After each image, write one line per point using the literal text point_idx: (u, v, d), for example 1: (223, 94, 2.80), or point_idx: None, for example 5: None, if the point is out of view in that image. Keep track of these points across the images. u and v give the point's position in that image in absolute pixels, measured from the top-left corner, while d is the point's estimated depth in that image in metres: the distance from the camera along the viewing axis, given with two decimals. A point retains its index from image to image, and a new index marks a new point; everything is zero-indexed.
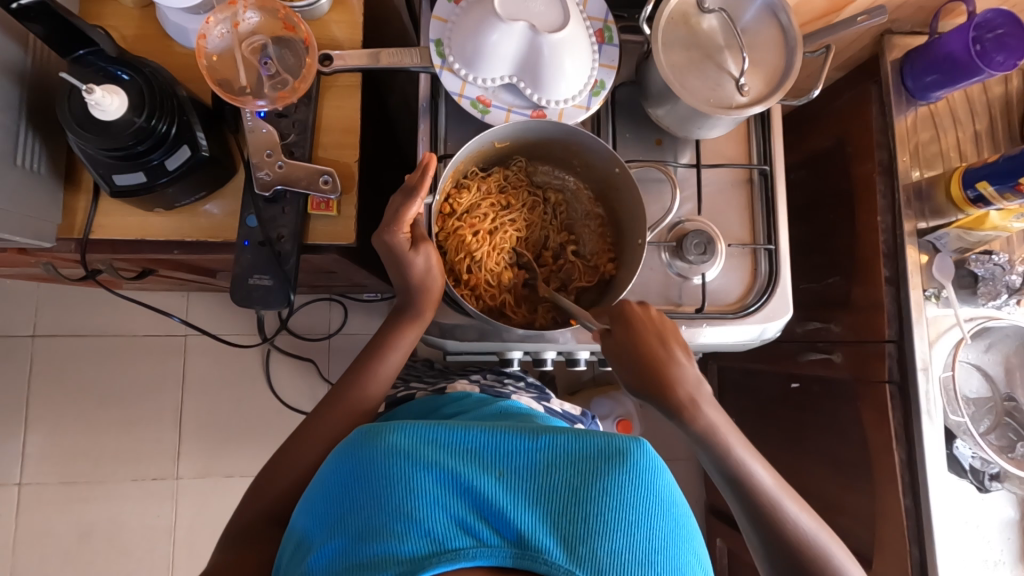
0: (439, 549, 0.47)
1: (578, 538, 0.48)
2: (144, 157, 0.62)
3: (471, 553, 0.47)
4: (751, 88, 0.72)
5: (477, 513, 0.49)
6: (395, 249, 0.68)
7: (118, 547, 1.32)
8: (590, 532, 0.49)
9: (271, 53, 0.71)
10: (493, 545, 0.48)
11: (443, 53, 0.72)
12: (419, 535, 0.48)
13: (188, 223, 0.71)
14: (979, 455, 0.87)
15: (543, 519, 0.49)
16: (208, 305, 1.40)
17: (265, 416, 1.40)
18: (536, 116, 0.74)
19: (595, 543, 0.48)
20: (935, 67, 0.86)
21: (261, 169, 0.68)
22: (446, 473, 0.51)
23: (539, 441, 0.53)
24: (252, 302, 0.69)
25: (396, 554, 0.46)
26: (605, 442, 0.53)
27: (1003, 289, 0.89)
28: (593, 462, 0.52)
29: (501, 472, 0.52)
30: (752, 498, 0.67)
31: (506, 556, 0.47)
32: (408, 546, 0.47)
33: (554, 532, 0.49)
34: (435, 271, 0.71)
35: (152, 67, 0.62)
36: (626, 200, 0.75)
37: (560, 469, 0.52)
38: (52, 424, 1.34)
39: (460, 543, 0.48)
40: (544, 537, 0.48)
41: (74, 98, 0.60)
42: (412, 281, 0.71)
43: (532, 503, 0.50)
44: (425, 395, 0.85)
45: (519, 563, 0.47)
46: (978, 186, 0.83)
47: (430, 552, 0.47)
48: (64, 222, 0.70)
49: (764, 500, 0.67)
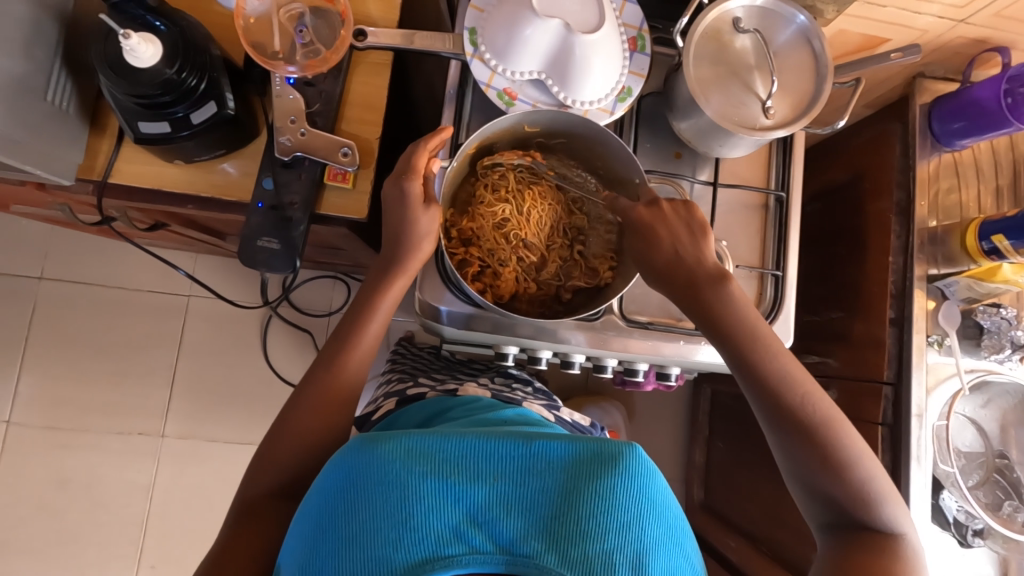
0: (433, 556, 0.48)
1: (570, 540, 0.50)
2: (169, 108, 0.63)
3: (465, 560, 0.49)
4: (776, 112, 0.72)
5: (472, 521, 0.50)
6: (409, 197, 0.70)
7: (95, 497, 1.33)
8: (580, 537, 0.50)
9: (306, 22, 0.72)
10: (486, 552, 0.49)
11: (476, 42, 0.73)
12: (415, 542, 0.49)
13: (204, 179, 0.72)
14: (964, 508, 0.87)
15: (534, 524, 0.50)
16: (215, 266, 1.41)
17: (256, 384, 1.40)
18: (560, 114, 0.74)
19: (587, 546, 0.49)
20: (962, 115, 0.86)
21: (283, 134, 0.69)
22: (439, 480, 0.51)
23: (534, 446, 0.53)
24: (257, 264, 0.69)
25: (392, 563, 0.48)
26: (600, 447, 0.54)
27: (1007, 344, 0.88)
28: (586, 467, 0.52)
29: (495, 477, 0.52)
30: (783, 410, 0.66)
31: (499, 562, 0.49)
32: (403, 554, 0.48)
33: (545, 537, 0.50)
34: (433, 233, 0.72)
35: (189, 22, 0.63)
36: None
37: (555, 474, 0.52)
38: (46, 367, 1.35)
39: (452, 550, 0.49)
40: (535, 542, 0.50)
41: (108, 42, 0.60)
42: (409, 236, 0.71)
43: (525, 507, 0.51)
44: (435, 395, 0.86)
45: (510, 568, 0.49)
46: (994, 238, 0.84)
47: (424, 558, 0.48)
48: (83, 162, 0.70)
49: (788, 404, 0.66)
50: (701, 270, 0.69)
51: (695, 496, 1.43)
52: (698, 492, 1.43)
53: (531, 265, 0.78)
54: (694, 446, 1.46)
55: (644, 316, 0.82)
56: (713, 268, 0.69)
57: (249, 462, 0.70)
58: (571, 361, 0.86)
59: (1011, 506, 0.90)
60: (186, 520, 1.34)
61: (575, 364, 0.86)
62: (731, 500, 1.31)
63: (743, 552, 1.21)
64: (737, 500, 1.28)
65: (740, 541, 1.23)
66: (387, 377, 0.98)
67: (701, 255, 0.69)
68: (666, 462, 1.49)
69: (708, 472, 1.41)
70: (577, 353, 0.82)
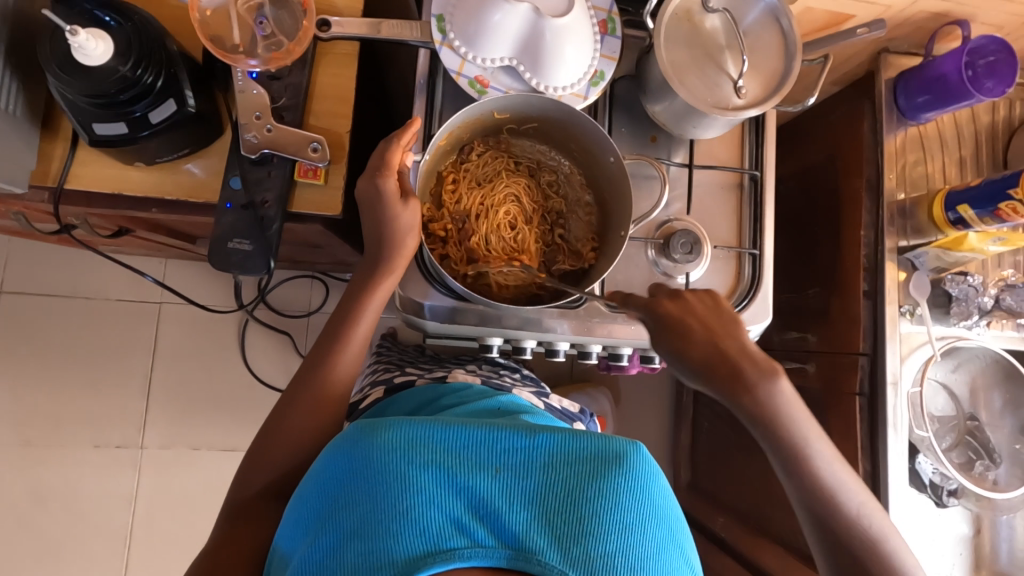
0: (434, 549, 0.47)
1: (573, 536, 0.49)
2: (126, 107, 0.60)
3: (467, 553, 0.47)
4: (748, 91, 0.72)
5: (473, 513, 0.50)
6: (385, 195, 0.68)
7: (73, 514, 1.29)
8: (583, 532, 0.50)
9: (267, 13, 0.69)
10: (489, 546, 0.48)
11: (444, 29, 0.71)
12: (416, 534, 0.48)
13: (168, 180, 0.69)
14: (939, 469, 0.90)
15: (536, 519, 0.50)
16: (186, 270, 1.37)
17: (236, 390, 1.37)
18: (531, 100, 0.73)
19: (590, 542, 0.49)
20: (926, 88, 0.88)
21: (248, 131, 0.66)
22: (439, 470, 0.51)
23: (536, 439, 0.54)
24: (231, 266, 0.68)
25: (392, 556, 0.47)
26: (601, 445, 0.55)
27: (974, 310, 0.91)
28: (590, 464, 0.53)
29: (497, 469, 0.52)
30: (829, 511, 0.63)
31: (501, 557, 0.48)
32: (403, 546, 0.47)
33: (548, 531, 0.49)
34: (416, 228, 0.70)
35: (142, 16, 0.60)
36: (616, 187, 0.74)
37: (558, 469, 0.53)
38: (12, 383, 1.30)
39: (453, 544, 0.48)
40: (538, 538, 0.49)
41: (56, 39, 0.57)
42: (385, 232, 0.69)
43: (528, 501, 0.51)
44: (425, 382, 0.85)
45: (514, 564, 0.48)
46: (959, 209, 0.86)
47: (425, 551, 0.47)
48: (38, 168, 0.67)
49: (830, 503, 0.63)
50: (755, 373, 0.63)
51: (682, 475, 1.46)
52: (685, 471, 1.46)
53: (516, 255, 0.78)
54: (679, 427, 1.49)
55: None
56: (767, 364, 0.63)
57: (242, 469, 0.69)
58: (557, 349, 0.86)
59: (982, 465, 0.94)
60: (171, 531, 1.31)
61: (560, 352, 0.85)
62: (717, 477, 1.34)
63: (732, 527, 1.24)
64: (723, 477, 1.31)
65: (728, 516, 1.26)
66: (375, 367, 0.97)
67: (747, 350, 0.64)
68: (653, 444, 1.51)
69: (695, 451, 1.44)
70: (561, 341, 0.82)
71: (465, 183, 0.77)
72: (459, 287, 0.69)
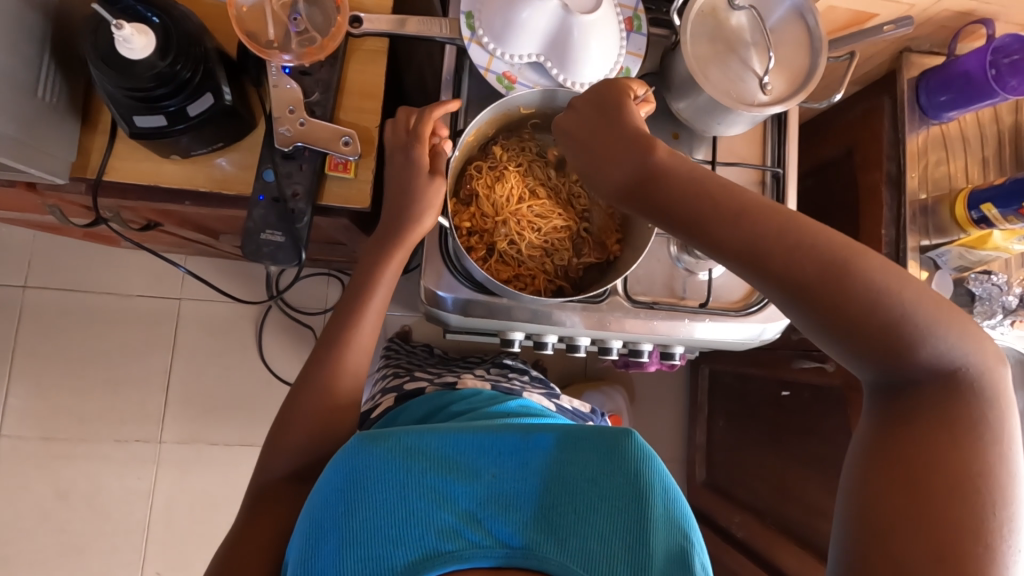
0: (433, 554, 0.51)
1: (569, 533, 0.52)
2: (163, 101, 0.61)
3: (466, 556, 0.51)
4: (773, 88, 0.73)
5: (471, 517, 0.52)
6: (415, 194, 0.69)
7: (94, 506, 1.31)
8: (579, 528, 0.52)
9: (301, 11, 0.70)
10: (486, 546, 0.51)
11: (473, 26, 0.72)
12: (415, 540, 0.51)
13: (200, 173, 0.70)
14: None
15: (532, 518, 0.53)
16: (207, 266, 1.39)
17: (254, 385, 1.39)
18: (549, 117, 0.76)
19: (586, 536, 0.52)
20: (949, 87, 0.88)
21: (282, 124, 0.68)
22: (438, 476, 0.53)
23: (529, 440, 0.55)
24: (262, 258, 0.69)
25: (393, 561, 0.50)
26: (596, 438, 0.56)
27: (999, 309, 0.91)
28: (582, 458, 0.55)
29: (493, 474, 0.54)
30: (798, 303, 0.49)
31: (500, 556, 0.51)
32: (403, 553, 0.50)
33: (545, 528, 0.52)
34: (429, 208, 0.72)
35: (181, 12, 0.62)
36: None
37: (550, 467, 0.55)
38: (36, 377, 1.32)
39: (453, 546, 0.51)
40: (535, 536, 0.52)
41: (99, 33, 0.58)
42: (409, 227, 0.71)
43: (524, 503, 0.53)
44: (435, 389, 0.86)
45: (512, 562, 0.51)
46: (983, 208, 0.86)
47: (424, 556, 0.51)
48: (76, 161, 0.69)
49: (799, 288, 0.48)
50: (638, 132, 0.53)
51: (697, 476, 1.46)
52: (700, 472, 1.46)
53: (543, 248, 0.78)
54: (694, 428, 1.48)
55: (648, 297, 0.82)
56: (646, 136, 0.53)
57: (267, 458, 0.70)
58: (578, 344, 0.87)
59: None
60: (190, 524, 1.33)
61: (581, 348, 0.87)
62: (733, 478, 1.34)
63: (749, 527, 1.24)
64: (739, 477, 1.31)
65: (745, 517, 1.26)
66: (383, 372, 0.99)
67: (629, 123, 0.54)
68: (667, 444, 1.52)
69: (710, 452, 1.43)
70: (582, 335, 0.83)
71: (489, 179, 0.78)
72: (483, 277, 0.70)
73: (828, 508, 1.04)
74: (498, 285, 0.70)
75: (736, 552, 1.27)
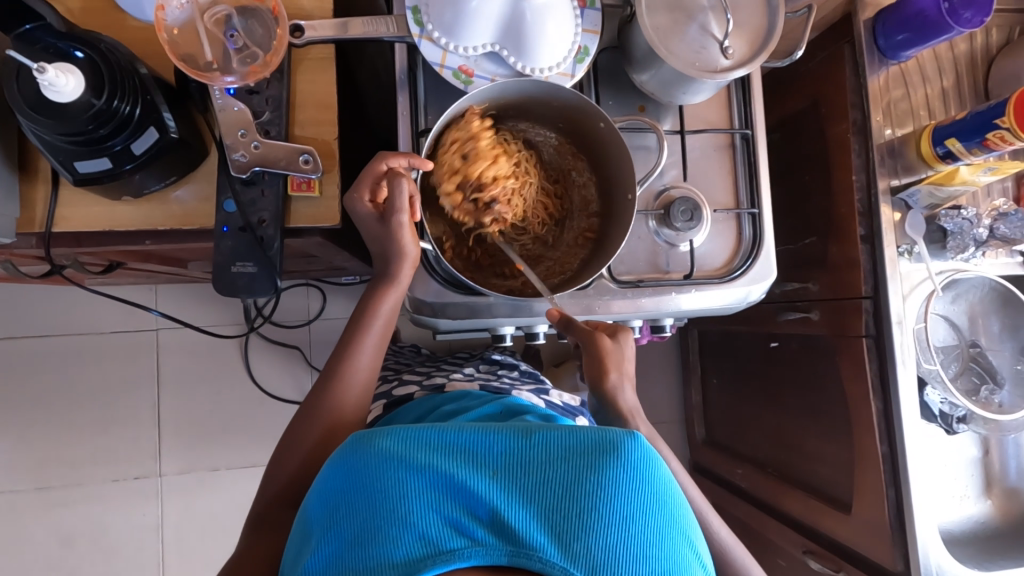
0: (432, 552, 0.50)
1: (573, 533, 0.51)
2: (105, 141, 0.58)
3: (467, 553, 0.50)
4: (735, 51, 0.71)
5: (472, 513, 0.52)
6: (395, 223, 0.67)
7: (103, 550, 1.29)
8: (583, 528, 0.51)
9: (237, 25, 0.66)
10: (488, 544, 0.51)
11: (421, 21, 0.69)
12: (416, 539, 0.50)
13: (157, 212, 0.67)
14: (946, 400, 0.95)
15: (536, 516, 0.52)
16: (180, 293, 1.35)
17: (247, 406, 1.37)
18: (507, 100, 0.73)
19: (588, 538, 0.51)
20: (906, 26, 0.88)
21: (236, 150, 0.64)
22: (436, 474, 0.54)
23: (533, 439, 0.56)
24: (239, 292, 0.66)
25: (392, 559, 0.49)
26: (599, 436, 0.56)
27: (970, 242, 0.93)
28: (583, 458, 0.54)
29: (495, 471, 0.55)
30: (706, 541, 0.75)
31: (501, 554, 0.50)
32: (403, 549, 0.50)
33: (547, 529, 0.52)
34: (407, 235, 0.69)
35: (107, 43, 0.58)
36: (611, 151, 0.73)
37: (553, 465, 0.55)
38: (18, 430, 1.28)
39: (453, 544, 0.50)
40: (538, 534, 0.51)
41: (23, 78, 0.54)
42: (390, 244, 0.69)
43: (527, 500, 0.53)
44: (423, 395, 0.85)
45: (513, 560, 0.50)
46: (947, 142, 0.86)
47: (424, 554, 0.50)
48: (23, 214, 0.65)
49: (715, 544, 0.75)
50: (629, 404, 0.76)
51: (697, 433, 1.49)
52: (700, 429, 1.49)
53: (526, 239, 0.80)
54: (689, 387, 1.51)
55: (632, 275, 0.82)
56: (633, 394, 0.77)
57: (270, 490, 0.69)
58: None
59: (987, 389, 0.97)
60: (204, 553, 1.32)
61: None
62: (732, 431, 1.37)
63: (752, 477, 1.28)
64: (738, 430, 1.35)
65: (748, 466, 1.30)
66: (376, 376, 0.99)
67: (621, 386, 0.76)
68: (665, 406, 1.55)
69: (707, 408, 1.47)
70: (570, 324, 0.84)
71: None
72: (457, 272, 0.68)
73: (825, 450, 1.07)
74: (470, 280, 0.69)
75: (742, 501, 1.32)
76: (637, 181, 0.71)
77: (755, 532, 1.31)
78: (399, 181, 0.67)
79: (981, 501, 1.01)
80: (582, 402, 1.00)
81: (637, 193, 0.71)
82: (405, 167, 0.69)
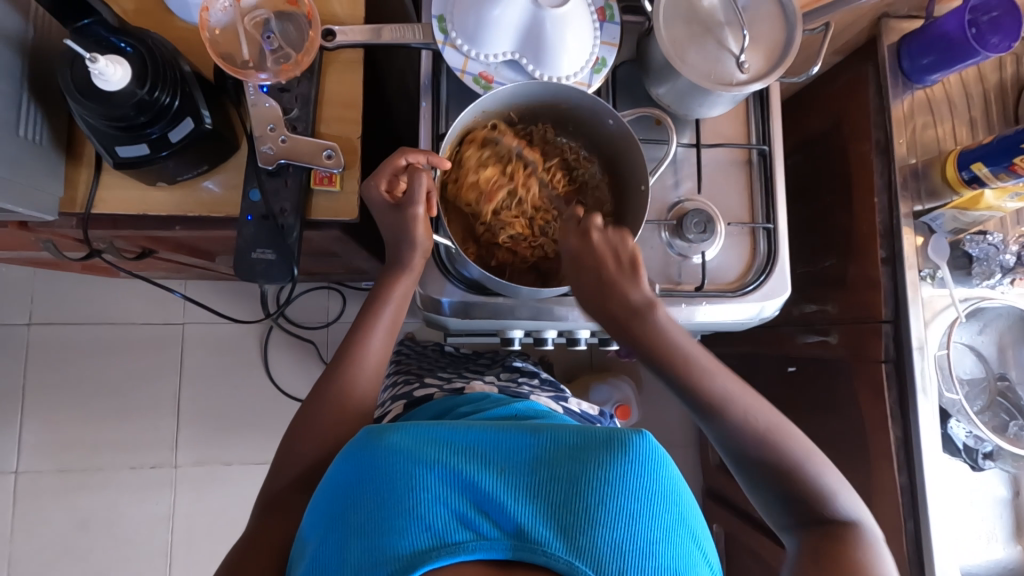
0: (438, 544, 0.50)
1: (579, 529, 0.51)
2: (145, 128, 0.62)
3: (472, 546, 0.50)
4: (751, 65, 0.72)
5: (479, 508, 0.52)
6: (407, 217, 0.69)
7: (115, 535, 1.32)
8: (589, 525, 0.51)
9: (274, 28, 0.71)
10: (493, 538, 0.51)
11: (446, 29, 0.73)
12: (422, 531, 0.51)
13: (188, 199, 0.71)
14: (973, 434, 0.90)
15: (542, 511, 0.52)
16: (207, 288, 1.40)
17: (263, 403, 1.40)
18: (518, 104, 0.76)
19: (595, 536, 0.50)
20: (931, 49, 0.88)
21: (264, 143, 0.68)
22: (443, 468, 0.54)
23: (541, 435, 0.56)
24: (256, 276, 0.70)
25: (398, 551, 0.50)
26: (606, 434, 0.55)
27: (997, 268, 0.91)
28: (590, 455, 0.54)
29: (502, 467, 0.55)
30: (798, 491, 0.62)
31: (506, 548, 0.50)
32: (409, 541, 0.50)
33: (553, 524, 0.51)
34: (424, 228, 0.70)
35: (153, 39, 0.62)
36: (620, 146, 0.74)
37: (560, 461, 0.54)
38: (48, 412, 1.34)
39: (459, 537, 0.51)
40: (544, 530, 0.51)
41: (76, 67, 0.59)
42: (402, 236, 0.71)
43: (532, 496, 0.53)
44: (443, 395, 0.86)
45: (518, 554, 0.50)
46: (973, 167, 0.85)
47: (430, 546, 0.50)
48: (65, 195, 0.70)
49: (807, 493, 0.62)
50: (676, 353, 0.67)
51: (710, 458, 1.45)
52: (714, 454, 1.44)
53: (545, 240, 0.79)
54: None
55: None
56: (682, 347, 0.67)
57: (274, 474, 0.70)
58: (578, 337, 0.87)
59: (1016, 425, 0.93)
60: (210, 546, 1.34)
61: (582, 340, 0.87)
62: None
63: None
64: None
65: None
66: (394, 378, 0.99)
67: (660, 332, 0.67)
68: (679, 429, 1.51)
69: None
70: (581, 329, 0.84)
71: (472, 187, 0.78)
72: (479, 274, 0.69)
73: None
74: (496, 280, 0.69)
75: (752, 530, 1.26)
76: (648, 173, 0.72)
77: (767, 563, 1.26)
78: (419, 174, 0.69)
79: (1010, 546, 0.93)
80: (601, 411, 1.01)
81: (648, 182, 0.71)
82: (422, 164, 0.72)
